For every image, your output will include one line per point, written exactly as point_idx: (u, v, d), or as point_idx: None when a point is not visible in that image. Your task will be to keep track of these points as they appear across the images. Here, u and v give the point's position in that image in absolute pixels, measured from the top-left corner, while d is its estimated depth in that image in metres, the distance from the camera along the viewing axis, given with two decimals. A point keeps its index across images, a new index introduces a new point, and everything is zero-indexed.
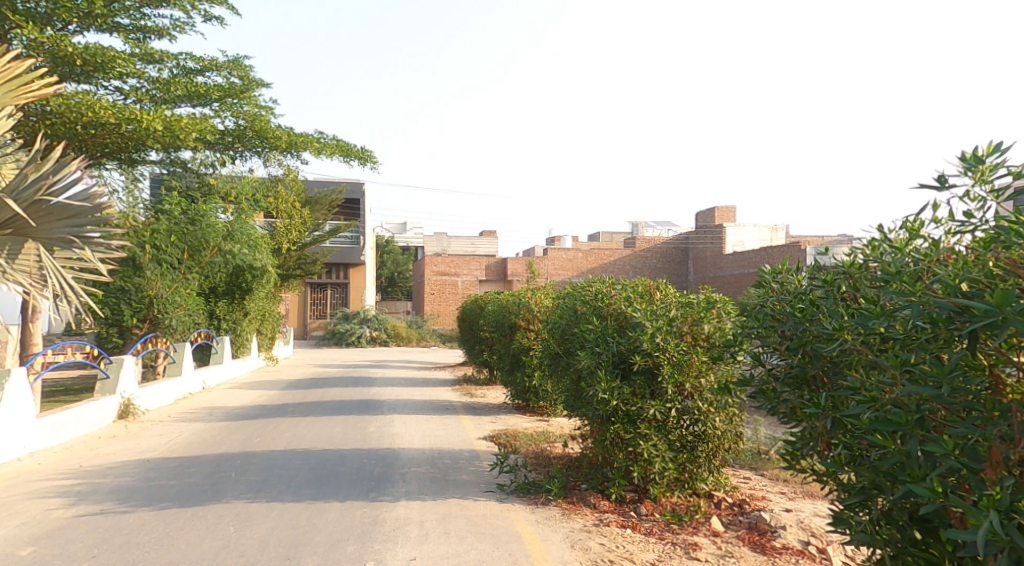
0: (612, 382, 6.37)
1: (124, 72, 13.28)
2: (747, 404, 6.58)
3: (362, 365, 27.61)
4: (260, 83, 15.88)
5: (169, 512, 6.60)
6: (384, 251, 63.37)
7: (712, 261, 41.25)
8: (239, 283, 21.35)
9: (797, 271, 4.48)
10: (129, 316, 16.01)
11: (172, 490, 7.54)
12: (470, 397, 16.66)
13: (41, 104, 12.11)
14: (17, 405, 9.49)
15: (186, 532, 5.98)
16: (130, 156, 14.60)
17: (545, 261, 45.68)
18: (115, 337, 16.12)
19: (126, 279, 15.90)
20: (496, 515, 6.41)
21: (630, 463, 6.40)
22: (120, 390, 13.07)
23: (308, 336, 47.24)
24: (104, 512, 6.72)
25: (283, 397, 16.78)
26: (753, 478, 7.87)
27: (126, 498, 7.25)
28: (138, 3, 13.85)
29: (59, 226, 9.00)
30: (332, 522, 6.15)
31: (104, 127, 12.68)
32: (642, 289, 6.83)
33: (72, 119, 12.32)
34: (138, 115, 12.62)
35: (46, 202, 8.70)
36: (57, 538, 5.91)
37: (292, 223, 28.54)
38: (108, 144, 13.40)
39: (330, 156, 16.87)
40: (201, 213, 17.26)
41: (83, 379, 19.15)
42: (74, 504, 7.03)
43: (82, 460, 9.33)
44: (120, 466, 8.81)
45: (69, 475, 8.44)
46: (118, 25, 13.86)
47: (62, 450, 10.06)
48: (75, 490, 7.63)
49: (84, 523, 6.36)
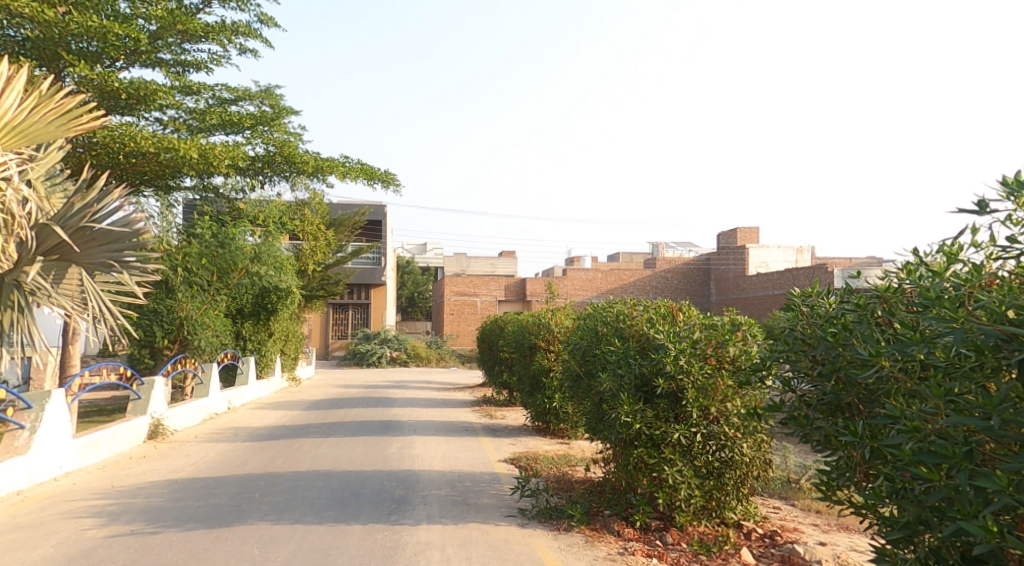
0: (635, 405, 6.29)
1: (165, 104, 13.54)
2: (776, 430, 6.45)
3: (383, 386, 27.53)
4: (290, 111, 16.15)
5: (197, 533, 6.61)
6: (404, 271, 63.70)
7: (735, 282, 41.08)
8: (264, 303, 21.58)
9: (827, 293, 4.42)
10: (161, 337, 16.10)
11: (199, 511, 7.55)
12: (491, 419, 16.59)
13: (87, 136, 12.36)
14: (56, 425, 9.61)
15: (212, 552, 5.98)
16: (166, 183, 14.87)
17: (564, 281, 45.78)
18: (147, 358, 16.25)
19: (159, 301, 16.01)
20: (518, 540, 6.34)
21: (654, 489, 6.28)
22: (150, 411, 13.19)
23: (329, 356, 47.28)
24: (134, 533, 6.74)
25: (307, 417, 16.82)
26: (783, 508, 7.71)
27: (155, 518, 7.27)
28: (179, 39, 14.21)
29: (100, 251, 9.20)
30: (355, 545, 6.14)
31: (143, 156, 12.93)
32: (664, 311, 6.78)
33: (115, 149, 12.59)
34: (175, 144, 12.85)
35: (90, 229, 8.97)
36: (90, 558, 5.93)
37: (318, 244, 28.83)
38: (147, 173, 13.68)
39: (355, 180, 17.04)
40: (230, 237, 17.63)
41: (115, 399, 19.40)
42: (106, 525, 7.06)
43: (114, 480, 9.36)
44: (149, 487, 8.84)
45: (100, 495, 8.47)
46: (160, 61, 14.20)
47: (95, 470, 10.11)
48: (106, 510, 7.68)
49: (115, 543, 6.39)
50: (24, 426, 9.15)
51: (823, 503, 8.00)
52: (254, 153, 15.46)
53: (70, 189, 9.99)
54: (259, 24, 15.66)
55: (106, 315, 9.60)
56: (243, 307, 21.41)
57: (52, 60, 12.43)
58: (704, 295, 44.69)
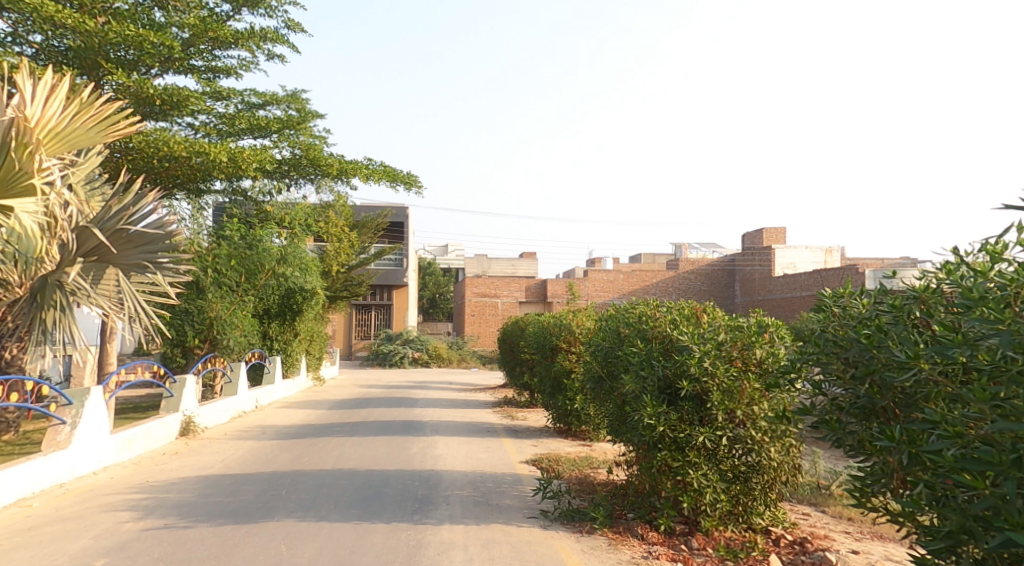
0: (658, 407, 6.24)
1: (196, 109, 13.70)
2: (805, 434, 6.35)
3: (404, 386, 27.63)
4: (316, 115, 16.26)
5: (227, 528, 6.67)
6: (425, 272, 63.92)
7: (761, 283, 40.66)
8: (290, 304, 21.77)
9: (860, 294, 4.34)
10: (192, 337, 16.23)
11: (228, 507, 7.61)
12: (511, 420, 16.56)
13: (124, 141, 12.56)
14: (95, 422, 9.77)
15: (242, 548, 6.03)
16: (197, 188, 15.07)
17: (585, 282, 45.69)
18: (179, 357, 16.38)
19: (190, 301, 16.20)
20: (540, 542, 6.32)
21: (679, 492, 6.23)
22: (183, 409, 13.36)
23: (353, 357, 47.57)
24: (168, 527, 6.82)
25: (331, 416, 16.94)
26: (813, 514, 7.61)
27: (188, 513, 7.35)
28: (211, 46, 14.36)
29: (134, 253, 9.39)
30: (378, 544, 6.15)
31: (176, 160, 13.12)
32: (688, 312, 6.73)
33: (150, 153, 12.74)
34: (206, 148, 13.02)
35: (127, 231, 9.21)
36: (128, 550, 6.02)
37: (341, 246, 29.05)
38: (179, 176, 13.86)
39: (377, 182, 17.12)
40: (257, 238, 17.90)
41: (148, 397, 19.72)
42: (142, 518, 7.16)
43: (147, 475, 9.48)
44: (181, 482, 8.95)
45: (134, 490, 8.57)
46: (192, 67, 14.36)
47: (131, 465, 10.23)
48: (140, 504, 7.77)
49: (150, 536, 6.47)
50: (66, 422, 9.29)
51: (855, 511, 7.88)
52: (280, 156, 15.59)
53: (109, 192, 10.09)
54: (286, 30, 15.83)
55: (143, 315, 9.59)
56: (270, 307, 21.60)
57: (90, 69, 12.72)
58: (727, 297, 44.16)
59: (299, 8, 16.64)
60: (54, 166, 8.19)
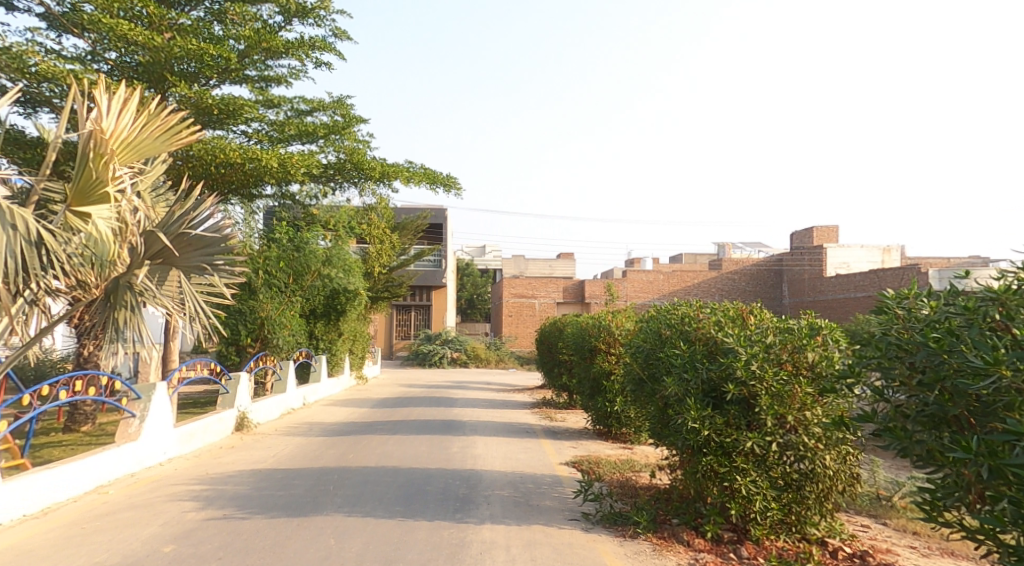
0: (702, 411, 6.13)
1: (251, 117, 14.02)
2: (863, 442, 6.14)
3: (444, 386, 27.77)
4: (360, 120, 16.43)
5: (280, 521, 6.77)
6: (463, 273, 64.21)
7: (811, 286, 39.73)
8: (334, 305, 21.65)
9: (927, 296, 4.17)
10: (245, 335, 16.62)
11: (280, 500, 7.73)
12: (550, 421, 16.49)
13: (185, 150, 12.90)
14: (161, 416, 10.13)
15: (293, 540, 6.11)
16: (249, 192, 15.38)
17: (625, 282, 45.42)
18: (233, 355, 16.70)
19: (243, 301, 16.59)
20: (582, 545, 6.25)
21: (727, 498, 6.10)
22: (238, 405, 13.63)
23: (393, 357, 48.00)
24: (227, 517, 6.99)
25: (373, 415, 17.11)
26: (874, 527, 7.38)
27: (244, 504, 7.50)
28: (263, 57, 14.66)
29: (195, 256, 9.49)
30: (421, 541, 6.16)
31: (231, 166, 13.43)
32: (734, 313, 6.60)
33: (208, 160, 13.07)
34: (259, 154, 13.27)
35: (188, 234, 9.29)
36: (192, 537, 6.22)
37: (383, 248, 29.33)
38: (234, 182, 14.18)
39: (418, 184, 17.21)
40: (304, 241, 18.27)
41: (207, 392, 20.28)
42: (204, 507, 7.37)
43: (207, 467, 9.74)
44: (237, 475, 9.16)
45: (197, 481, 8.81)
46: (247, 77, 14.68)
47: (193, 458, 10.51)
48: (200, 495, 7.96)
49: (211, 526, 6.65)
50: (136, 415, 9.69)
51: (919, 523, 7.63)
52: (325, 161, 15.79)
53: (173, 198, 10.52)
54: (334, 38, 16.06)
55: (200, 314, 9.95)
56: (315, 308, 21.58)
57: (157, 83, 13.22)
58: (774, 297, 43.70)
59: (347, 16, 16.85)
60: (126, 175, 8.39)
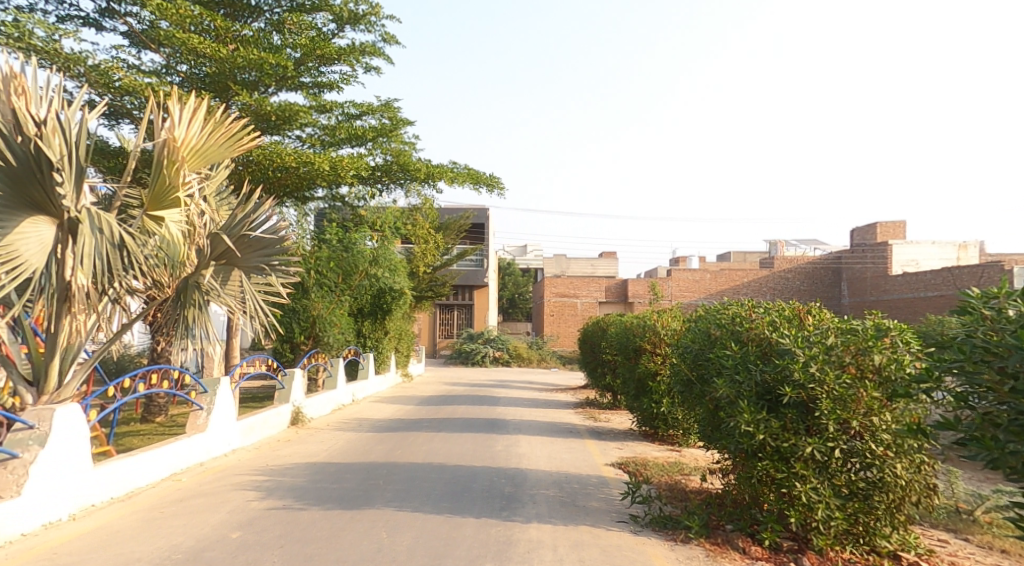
0: (756, 414, 5.96)
1: (305, 123, 14.27)
2: (939, 452, 5.84)
3: (487, 385, 27.82)
4: (407, 122, 16.53)
5: (334, 513, 6.87)
6: (505, 272, 64.32)
7: (872, 284, 38.33)
8: (380, 303, 21.99)
9: (1016, 297, 3.96)
10: (298, 333, 17.02)
11: (333, 492, 7.86)
12: (595, 421, 16.35)
13: (245, 156, 13.12)
14: (226, 409, 10.52)
15: (346, 533, 6.19)
16: (302, 196, 15.64)
17: (670, 282, 44.96)
18: (288, 352, 17.07)
19: (296, 300, 16.97)
20: (631, 548, 6.14)
21: (785, 505, 5.88)
22: (294, 400, 13.84)
23: (436, 355, 48.31)
24: (287, 507, 7.18)
25: (419, 412, 17.25)
26: (955, 543, 7.09)
27: (302, 496, 7.67)
28: (318, 63, 14.88)
29: (255, 256, 9.80)
30: (469, 537, 6.14)
31: (286, 171, 13.69)
32: (790, 314, 6.42)
33: (266, 165, 13.37)
34: (312, 158, 13.47)
35: (249, 236, 9.59)
36: (257, 525, 6.50)
37: (428, 248, 29.54)
38: (289, 185, 14.42)
39: (462, 185, 17.24)
40: (352, 241, 18.56)
41: (266, 386, 20.81)
42: (266, 497, 7.61)
43: (269, 459, 10.01)
44: (294, 467, 9.36)
45: (258, 472, 9.07)
46: (301, 84, 14.83)
47: (256, 449, 10.84)
48: (261, 486, 8.19)
49: (272, 516, 6.84)
50: (203, 407, 10.13)
51: (1007, 543, 7.28)
52: (373, 163, 15.91)
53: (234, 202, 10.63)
54: (382, 43, 16.19)
55: (261, 312, 9.92)
56: (362, 307, 21.95)
57: (222, 92, 13.74)
58: (834, 296, 42.31)
59: (395, 22, 17.04)
60: (194, 181, 8.72)
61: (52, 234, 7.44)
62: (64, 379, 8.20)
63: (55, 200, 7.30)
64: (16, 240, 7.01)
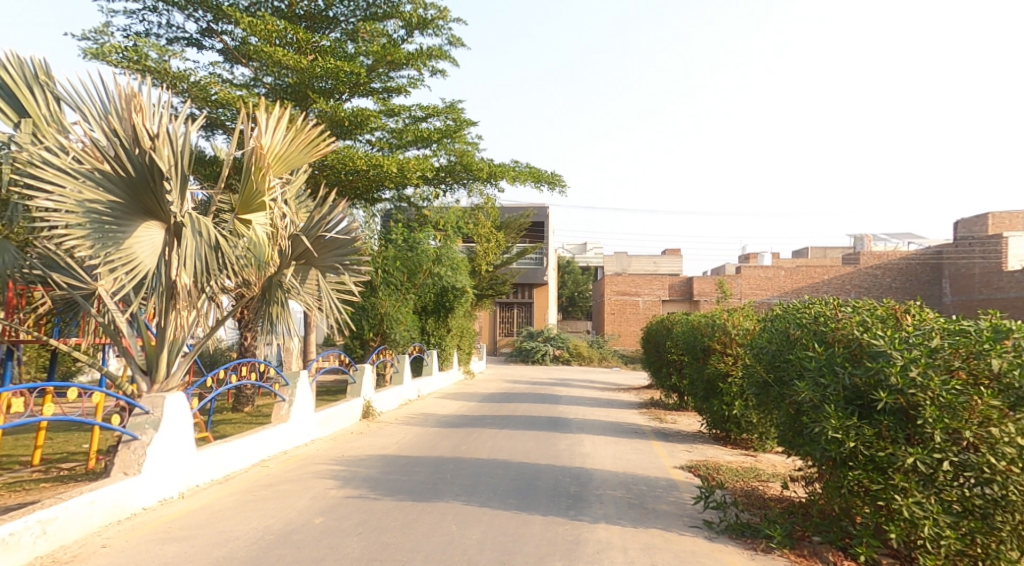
0: (846, 420, 5.65)
1: (374, 127, 14.41)
2: None
3: (549, 383, 27.66)
4: (471, 123, 16.55)
5: (406, 504, 6.89)
6: (565, 270, 64.02)
7: (983, 282, 36.79)
8: (443, 301, 22.20)
9: None
10: (367, 330, 17.32)
11: (403, 484, 7.89)
12: (660, 422, 16.02)
13: (320, 160, 13.53)
14: (306, 401, 10.72)
15: (418, 524, 6.19)
16: (369, 198, 15.85)
17: (739, 282, 43.74)
18: (359, 349, 17.38)
19: (366, 298, 17.30)
20: (706, 555, 5.90)
21: (883, 519, 5.55)
22: (365, 394, 14.07)
23: (496, 352, 48.36)
24: (361, 496, 7.24)
25: (481, 408, 17.27)
26: None
27: (377, 486, 7.74)
28: (387, 69, 14.98)
29: (329, 256, 9.98)
30: (537, 535, 6.04)
31: (357, 173, 13.89)
32: (885, 314, 6.10)
33: (340, 169, 13.68)
34: (380, 160, 13.62)
35: (324, 237, 9.77)
36: (337, 512, 6.56)
37: (489, 246, 29.63)
38: (359, 188, 14.60)
39: (523, 183, 17.15)
40: (417, 241, 18.76)
41: (337, 381, 21.26)
42: (344, 486, 7.70)
43: (345, 450, 10.17)
44: (367, 458, 9.47)
45: (336, 461, 9.23)
46: (372, 90, 15.01)
47: (332, 440, 11.04)
48: (340, 474, 8.33)
49: (350, 503, 6.92)
50: (285, 399, 10.34)
51: None
52: (437, 164, 15.98)
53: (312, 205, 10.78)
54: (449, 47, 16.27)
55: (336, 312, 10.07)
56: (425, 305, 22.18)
57: (301, 100, 14.11)
58: (935, 294, 40.91)
59: (462, 25, 17.13)
60: (277, 186, 8.87)
61: (162, 237, 7.78)
62: (171, 369, 8.35)
63: (165, 207, 7.63)
64: (133, 244, 7.42)
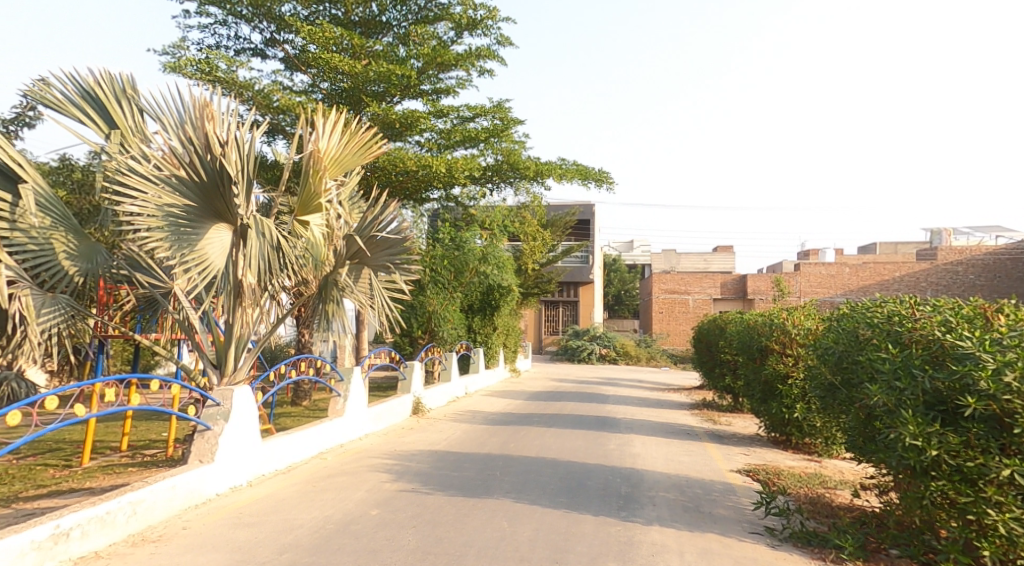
0: (928, 427, 5.33)
1: (424, 128, 14.42)
2: None
3: (596, 382, 27.37)
4: (517, 122, 16.45)
5: (458, 499, 6.83)
6: (613, 269, 63.44)
7: None
8: (489, 300, 22.12)
9: None
10: (416, 328, 17.42)
11: (454, 479, 7.85)
12: (713, 424, 15.66)
13: (372, 162, 13.58)
14: (360, 395, 10.80)
15: (469, 519, 6.12)
16: (418, 199, 15.91)
17: (795, 278, 42.53)
18: (407, 345, 17.49)
19: (415, 297, 17.38)
20: (767, 562, 5.66)
21: (972, 533, 5.20)
22: (415, 391, 14.13)
23: (543, 350, 48.10)
24: (414, 490, 7.23)
25: (528, 407, 17.17)
26: None
27: (429, 481, 7.72)
28: (437, 70, 14.96)
29: (382, 256, 10.02)
30: (591, 534, 5.91)
31: (406, 174, 13.97)
32: (972, 314, 5.74)
33: (390, 169, 13.79)
34: (429, 161, 13.64)
35: (376, 237, 9.81)
36: (393, 504, 6.55)
37: (536, 244, 29.51)
38: (408, 188, 14.67)
39: (570, 181, 16.97)
40: (463, 240, 18.67)
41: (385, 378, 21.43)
42: (398, 480, 7.70)
43: (396, 444, 10.20)
44: (419, 453, 9.47)
45: (389, 456, 9.26)
46: (423, 91, 15.03)
47: (385, 435, 11.10)
48: (393, 468, 8.34)
49: (404, 497, 6.91)
50: (341, 393, 10.45)
51: None
52: (485, 163, 15.91)
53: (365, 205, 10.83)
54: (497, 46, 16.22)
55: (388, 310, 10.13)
56: (472, 303, 22.19)
57: (355, 105, 14.25)
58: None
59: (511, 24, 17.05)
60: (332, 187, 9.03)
61: (231, 238, 7.91)
62: (239, 363, 8.54)
63: (233, 210, 7.75)
64: (205, 245, 7.57)
